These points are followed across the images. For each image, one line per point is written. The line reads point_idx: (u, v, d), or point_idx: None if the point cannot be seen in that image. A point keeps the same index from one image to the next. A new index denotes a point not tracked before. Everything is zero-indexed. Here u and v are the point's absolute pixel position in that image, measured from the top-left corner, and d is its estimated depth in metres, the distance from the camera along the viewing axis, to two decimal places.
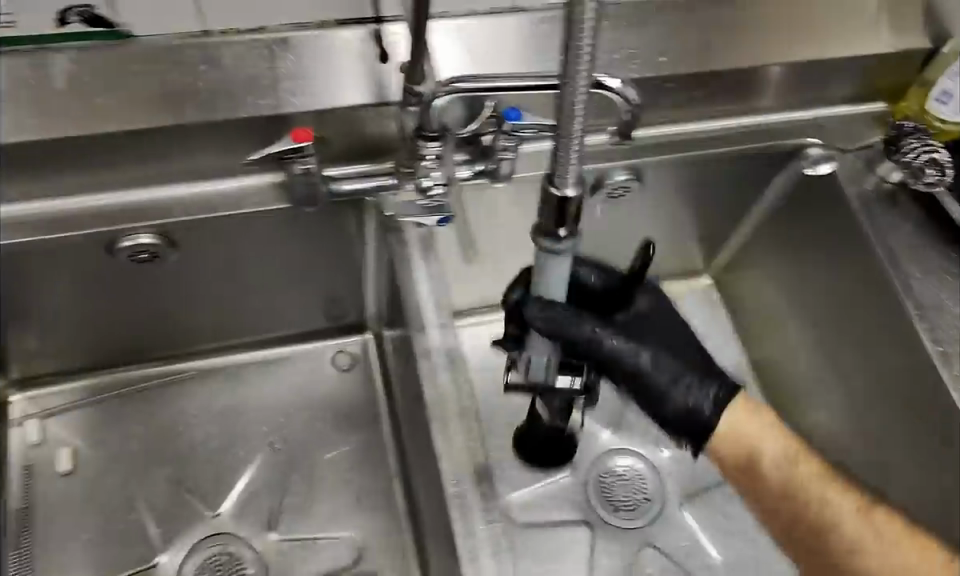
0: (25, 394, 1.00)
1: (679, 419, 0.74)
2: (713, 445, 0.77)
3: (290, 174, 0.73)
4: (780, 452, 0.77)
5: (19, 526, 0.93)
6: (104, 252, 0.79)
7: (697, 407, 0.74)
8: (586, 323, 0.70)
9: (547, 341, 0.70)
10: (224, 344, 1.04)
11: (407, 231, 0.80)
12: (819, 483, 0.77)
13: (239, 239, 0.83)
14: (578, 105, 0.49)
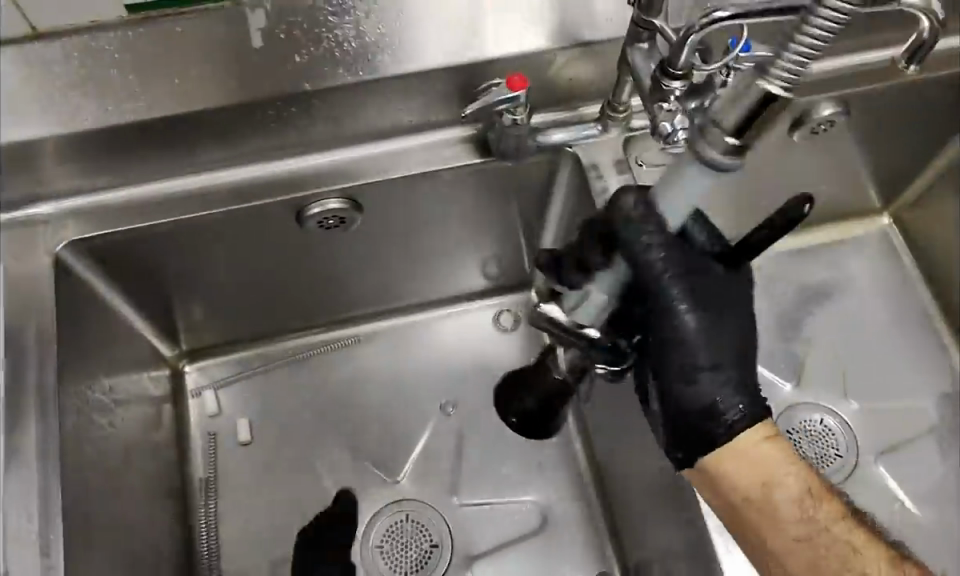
0: (196, 365, 1.00)
1: (690, 419, 0.58)
2: (717, 465, 0.57)
3: (501, 124, 0.69)
4: (800, 491, 0.57)
5: (207, 496, 0.94)
6: (294, 220, 0.77)
7: (720, 412, 0.57)
8: (670, 281, 0.56)
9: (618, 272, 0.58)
10: (387, 308, 1.02)
11: (609, 179, 0.73)
12: (843, 529, 0.57)
13: (423, 199, 0.79)
14: (819, 29, 0.41)
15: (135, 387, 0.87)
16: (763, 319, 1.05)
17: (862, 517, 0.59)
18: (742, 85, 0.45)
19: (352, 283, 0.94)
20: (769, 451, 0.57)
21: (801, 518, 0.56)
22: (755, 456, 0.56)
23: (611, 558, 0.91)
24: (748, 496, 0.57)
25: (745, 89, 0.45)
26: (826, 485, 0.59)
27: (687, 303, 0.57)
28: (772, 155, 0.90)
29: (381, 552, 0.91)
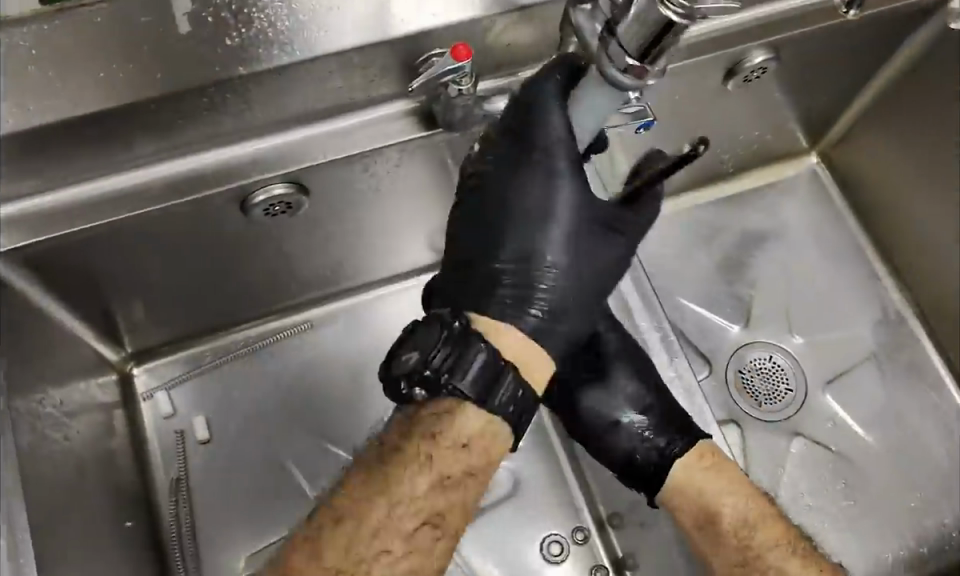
0: (144, 367, 0.97)
1: (625, 465, 0.76)
2: (666, 496, 0.73)
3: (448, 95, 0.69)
4: (736, 518, 0.71)
5: (176, 498, 0.92)
6: (238, 209, 0.75)
7: (637, 453, 0.75)
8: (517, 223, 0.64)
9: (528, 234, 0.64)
10: (337, 291, 1.00)
11: None
12: (779, 552, 0.70)
13: (369, 177, 0.78)
14: None
15: (84, 397, 0.84)
16: (706, 266, 1.08)
17: (805, 541, 0.72)
18: (632, 27, 0.51)
19: (300, 269, 0.92)
20: (709, 479, 0.72)
21: (739, 541, 0.70)
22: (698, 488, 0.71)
23: (584, 512, 0.94)
24: (694, 520, 0.72)
25: (642, 20, 0.50)
26: (772, 514, 0.72)
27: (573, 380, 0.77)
28: (707, 105, 0.91)
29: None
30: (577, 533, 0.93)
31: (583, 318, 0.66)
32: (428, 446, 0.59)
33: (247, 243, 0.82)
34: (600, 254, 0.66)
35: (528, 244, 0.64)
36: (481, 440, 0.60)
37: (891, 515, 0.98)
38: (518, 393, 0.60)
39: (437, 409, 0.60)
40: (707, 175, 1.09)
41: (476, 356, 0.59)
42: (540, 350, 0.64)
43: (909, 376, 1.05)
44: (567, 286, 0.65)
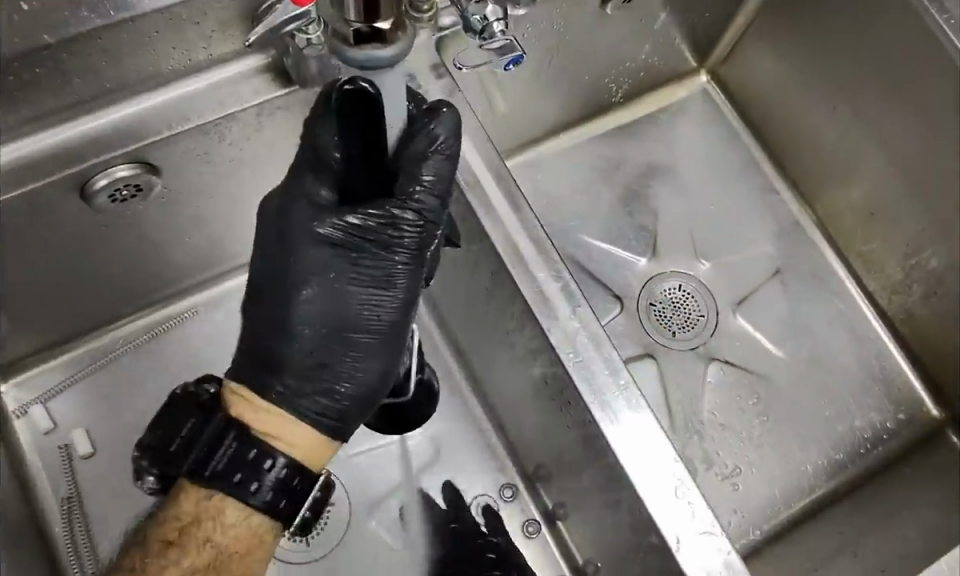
0: (13, 382, 0.87)
1: None
2: None
3: (297, 46, 0.62)
4: None
5: (68, 516, 0.85)
6: (79, 198, 0.66)
7: None
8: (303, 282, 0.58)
9: (311, 296, 0.58)
10: (220, 272, 0.92)
11: (429, 87, 0.67)
12: None
13: (229, 146, 0.70)
14: None
15: None
16: (607, 199, 1.05)
17: None
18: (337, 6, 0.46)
19: (173, 254, 0.84)
20: None
21: None
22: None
23: (510, 468, 0.91)
24: None
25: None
26: None
27: None
28: (587, 31, 0.86)
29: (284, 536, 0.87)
30: (506, 489, 0.90)
31: (355, 366, 0.60)
32: (160, 558, 0.55)
33: (101, 232, 0.73)
34: (370, 294, 0.60)
35: (321, 292, 0.59)
36: (236, 545, 0.56)
37: (809, 426, 0.99)
38: (265, 477, 0.56)
39: (171, 511, 0.56)
40: (598, 105, 1.05)
41: (220, 441, 0.56)
42: (299, 423, 0.58)
43: (814, 287, 1.05)
44: (332, 327, 0.59)
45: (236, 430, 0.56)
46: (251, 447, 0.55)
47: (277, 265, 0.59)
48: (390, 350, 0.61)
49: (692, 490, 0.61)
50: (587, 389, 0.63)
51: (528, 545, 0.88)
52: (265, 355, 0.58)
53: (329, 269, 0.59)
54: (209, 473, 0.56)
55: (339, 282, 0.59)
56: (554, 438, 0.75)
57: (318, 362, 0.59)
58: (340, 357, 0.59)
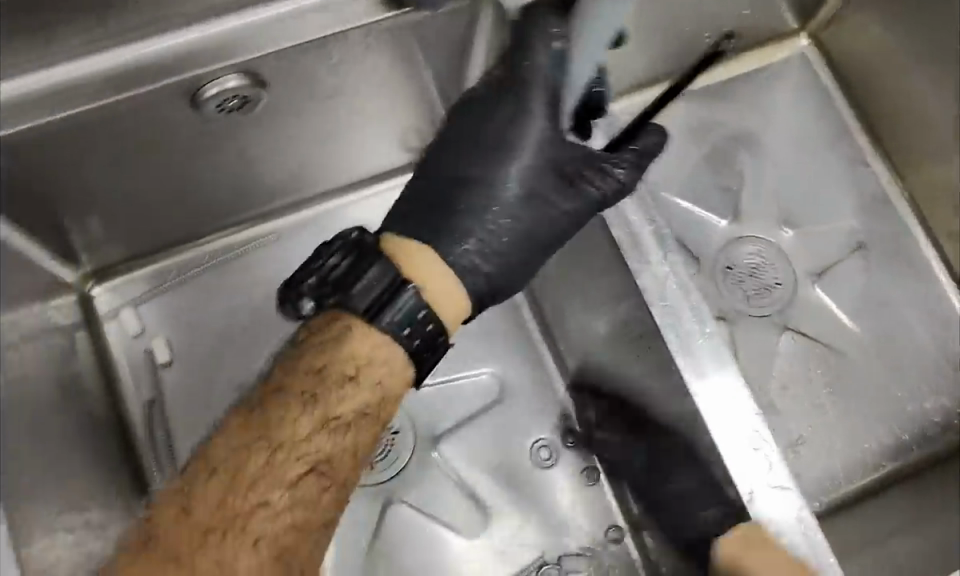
0: (106, 286, 0.91)
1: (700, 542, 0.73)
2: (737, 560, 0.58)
3: None
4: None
5: (150, 417, 0.89)
6: (189, 105, 0.69)
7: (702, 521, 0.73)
8: (486, 166, 0.61)
9: (495, 175, 0.61)
10: (308, 196, 0.95)
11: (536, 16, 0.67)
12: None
13: (332, 67, 0.73)
14: None
15: (41, 319, 0.78)
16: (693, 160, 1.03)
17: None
18: None
19: (265, 172, 0.86)
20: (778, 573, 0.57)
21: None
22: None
23: (574, 416, 0.92)
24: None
25: None
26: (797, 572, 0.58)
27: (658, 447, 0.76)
28: None
29: None
30: (567, 437, 0.91)
31: (505, 262, 0.61)
32: (333, 391, 0.56)
33: (204, 142, 0.76)
34: (539, 196, 0.62)
35: (503, 176, 0.61)
36: (394, 391, 0.57)
37: (882, 406, 0.97)
38: (429, 334, 0.57)
39: (342, 348, 0.56)
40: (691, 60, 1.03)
41: (398, 291, 0.56)
42: (455, 285, 0.59)
43: (900, 266, 1.02)
44: (501, 212, 0.61)
45: (414, 284, 0.56)
46: (423, 307, 0.56)
47: (472, 137, 0.62)
48: (528, 261, 0.63)
49: (770, 444, 0.61)
50: (672, 335, 0.63)
51: (586, 491, 0.90)
52: (443, 227, 0.60)
53: (525, 152, 0.61)
54: (384, 323, 0.56)
55: (521, 176, 0.61)
56: (629, 385, 0.76)
57: (486, 251, 0.60)
58: (498, 246, 0.61)
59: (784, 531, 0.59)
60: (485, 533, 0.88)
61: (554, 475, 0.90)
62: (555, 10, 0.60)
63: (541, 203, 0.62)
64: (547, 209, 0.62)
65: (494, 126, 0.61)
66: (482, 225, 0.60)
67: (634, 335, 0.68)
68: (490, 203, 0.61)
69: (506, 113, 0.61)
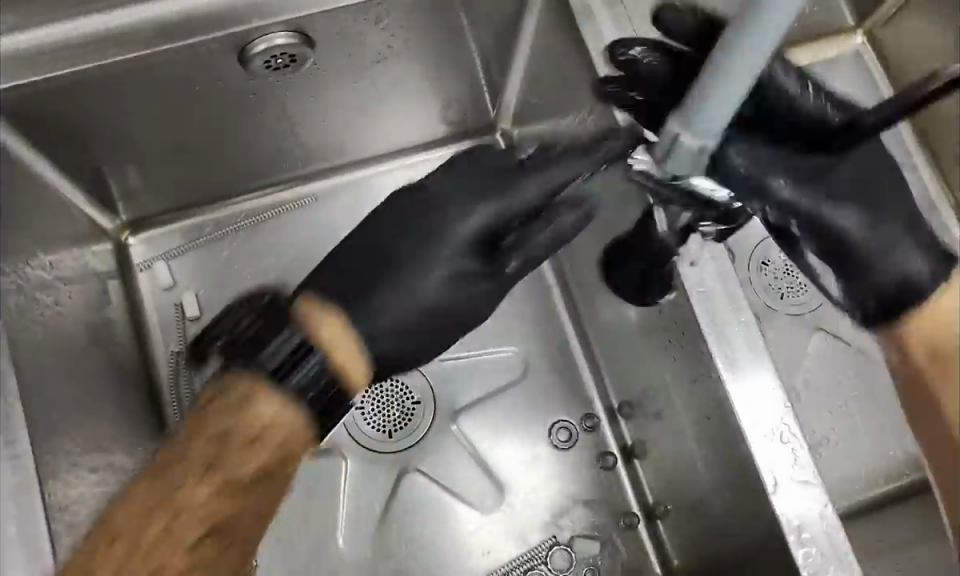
0: (141, 237, 0.92)
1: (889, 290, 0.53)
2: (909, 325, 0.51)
3: None
4: None
5: (175, 369, 0.90)
6: (237, 61, 0.70)
7: (913, 278, 0.52)
8: (424, 242, 0.62)
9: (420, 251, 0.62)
10: (345, 163, 0.95)
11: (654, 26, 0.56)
12: None
13: (380, 32, 0.73)
14: None
15: (78, 264, 0.79)
16: None
17: None
18: None
19: (306, 133, 0.86)
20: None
21: None
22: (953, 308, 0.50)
23: (595, 400, 0.91)
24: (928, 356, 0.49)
25: None
26: None
27: (786, 178, 0.54)
28: None
29: (369, 425, 0.89)
30: (587, 420, 0.91)
31: (404, 340, 0.62)
32: (229, 457, 0.54)
33: (248, 99, 0.77)
34: (457, 279, 0.62)
35: (425, 258, 0.61)
36: (292, 451, 0.56)
37: None
38: (332, 398, 0.56)
39: (244, 411, 0.54)
40: None
41: (302, 358, 0.55)
42: (358, 357, 0.58)
43: None
44: (415, 298, 0.61)
45: (321, 351, 0.55)
46: (327, 372, 0.55)
47: (413, 214, 0.62)
48: (428, 341, 0.63)
49: (798, 438, 0.60)
50: (706, 323, 0.63)
51: (603, 476, 0.89)
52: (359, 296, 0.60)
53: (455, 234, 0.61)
54: (288, 388, 0.54)
55: (441, 262, 0.62)
56: (658, 372, 0.75)
57: (388, 322, 0.61)
58: (404, 320, 0.61)
59: (808, 526, 0.59)
60: (499, 509, 0.88)
61: (572, 456, 0.90)
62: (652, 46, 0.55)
63: (457, 284, 0.62)
64: (460, 289, 0.62)
65: (486, 167, 0.63)
66: (393, 305, 0.61)
67: (671, 320, 0.67)
68: (410, 283, 0.61)
69: (449, 196, 0.62)
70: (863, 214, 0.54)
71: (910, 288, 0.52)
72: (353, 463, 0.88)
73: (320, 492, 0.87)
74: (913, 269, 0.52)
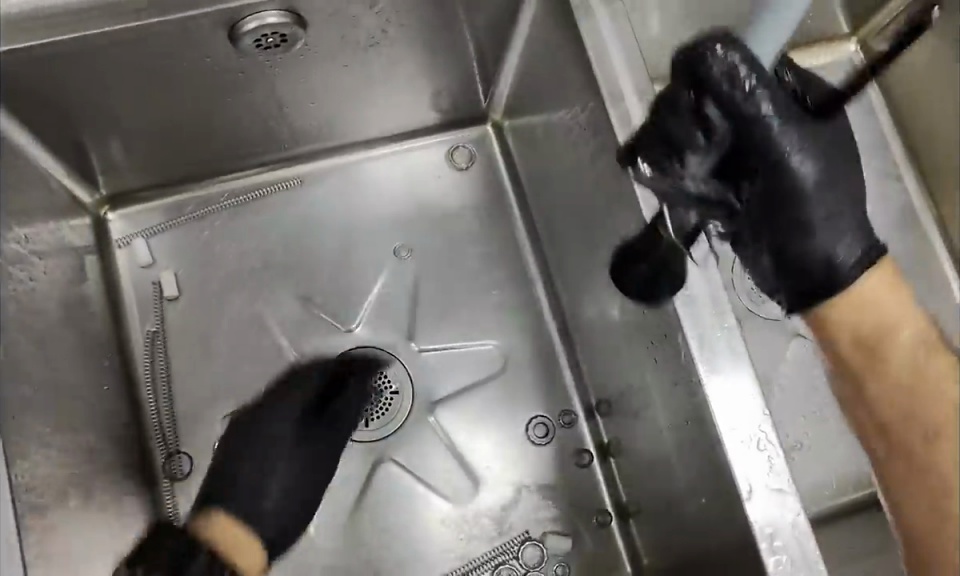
0: (121, 213, 0.90)
1: (818, 273, 0.50)
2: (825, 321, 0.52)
3: None
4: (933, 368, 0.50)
5: (151, 349, 0.88)
6: (228, 38, 0.69)
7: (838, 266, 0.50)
8: (275, 427, 0.78)
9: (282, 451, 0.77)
10: (331, 147, 0.94)
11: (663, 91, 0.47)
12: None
13: (375, 16, 0.72)
14: None
15: (55, 238, 0.77)
16: None
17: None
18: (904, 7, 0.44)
19: (294, 115, 0.85)
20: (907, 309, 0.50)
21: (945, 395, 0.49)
22: (885, 307, 0.50)
23: (573, 397, 0.91)
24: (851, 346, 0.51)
25: None
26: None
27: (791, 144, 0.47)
28: None
29: None
30: (564, 417, 0.90)
31: (278, 514, 0.74)
32: None
33: (237, 77, 0.76)
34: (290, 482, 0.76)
35: (272, 467, 0.76)
36: None
37: None
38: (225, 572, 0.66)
39: None
40: None
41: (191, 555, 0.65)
42: (252, 546, 0.70)
43: None
44: (283, 489, 0.75)
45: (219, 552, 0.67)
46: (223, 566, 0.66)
47: (260, 435, 0.78)
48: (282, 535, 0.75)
49: (775, 446, 0.60)
50: (689, 323, 0.63)
51: (577, 474, 0.89)
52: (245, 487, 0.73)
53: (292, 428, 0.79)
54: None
55: (283, 461, 0.77)
56: (639, 373, 0.75)
57: (262, 497, 0.73)
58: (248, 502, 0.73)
59: (779, 534, 0.58)
60: (472, 503, 0.87)
61: (548, 453, 0.90)
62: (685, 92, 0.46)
63: (302, 467, 0.78)
64: (290, 479, 0.76)
65: (281, 403, 0.80)
66: (262, 488, 0.74)
67: (655, 322, 0.67)
68: (263, 475, 0.75)
69: (283, 412, 0.79)
70: (824, 193, 0.49)
71: (836, 276, 0.50)
72: None
73: None
74: (840, 254, 0.50)
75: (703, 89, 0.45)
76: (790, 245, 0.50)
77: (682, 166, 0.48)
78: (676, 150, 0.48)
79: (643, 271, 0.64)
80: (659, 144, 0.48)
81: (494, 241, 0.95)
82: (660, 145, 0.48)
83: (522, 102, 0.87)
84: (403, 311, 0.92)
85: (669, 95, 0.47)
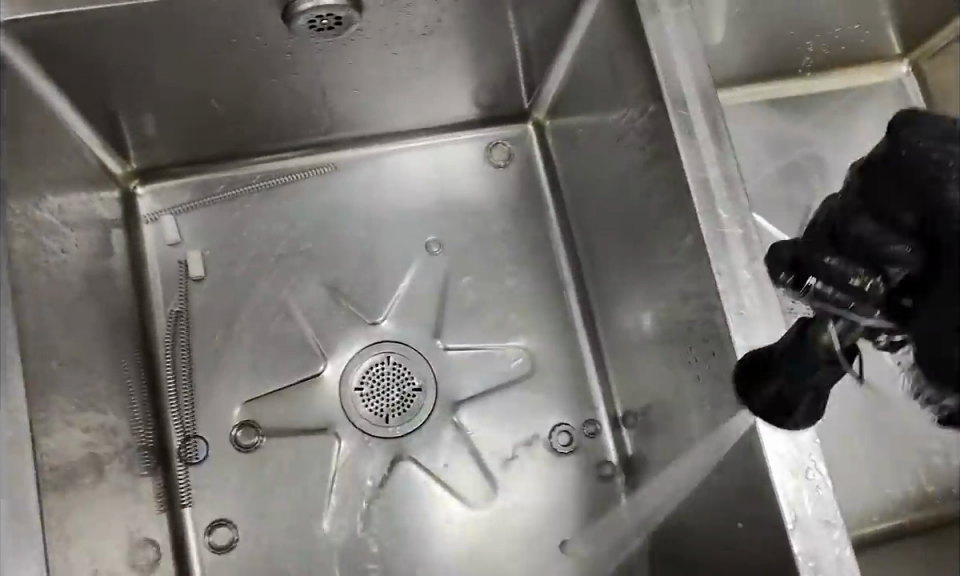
0: (151, 189, 0.89)
1: None
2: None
3: None
4: None
5: (173, 329, 0.86)
6: (281, 17, 0.68)
7: None
8: None
9: None
10: (367, 135, 0.92)
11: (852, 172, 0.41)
12: None
13: (432, 4, 0.72)
14: None
15: (86, 210, 0.76)
16: (767, 169, 0.96)
17: None
18: None
19: (337, 100, 0.83)
20: None
21: None
22: None
23: (599, 407, 0.89)
24: None
25: None
26: None
27: None
28: None
29: (366, 407, 0.87)
30: (588, 427, 0.89)
31: None
32: None
33: (283, 59, 0.74)
34: None
35: None
36: None
37: None
38: None
39: None
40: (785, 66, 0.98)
41: None
42: None
43: None
44: None
45: None
46: None
47: None
48: None
49: (822, 475, 0.58)
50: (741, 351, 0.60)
51: (599, 486, 0.87)
52: None
53: None
54: None
55: None
56: (676, 390, 0.73)
57: None
58: None
59: (821, 566, 0.56)
60: (490, 509, 0.85)
61: (570, 462, 0.88)
62: (881, 175, 0.38)
63: None
64: None
65: None
66: None
67: (703, 339, 0.65)
68: None
69: None
70: None
71: None
72: (347, 445, 0.86)
73: (309, 472, 0.84)
74: None
75: (908, 187, 0.37)
76: (957, 364, 0.35)
77: (877, 279, 0.39)
78: (872, 261, 0.39)
79: (771, 392, 0.54)
80: (841, 252, 0.40)
81: (528, 243, 0.93)
82: (839, 252, 0.40)
83: (567, 103, 0.86)
84: (431, 308, 0.90)
85: (867, 196, 0.39)
